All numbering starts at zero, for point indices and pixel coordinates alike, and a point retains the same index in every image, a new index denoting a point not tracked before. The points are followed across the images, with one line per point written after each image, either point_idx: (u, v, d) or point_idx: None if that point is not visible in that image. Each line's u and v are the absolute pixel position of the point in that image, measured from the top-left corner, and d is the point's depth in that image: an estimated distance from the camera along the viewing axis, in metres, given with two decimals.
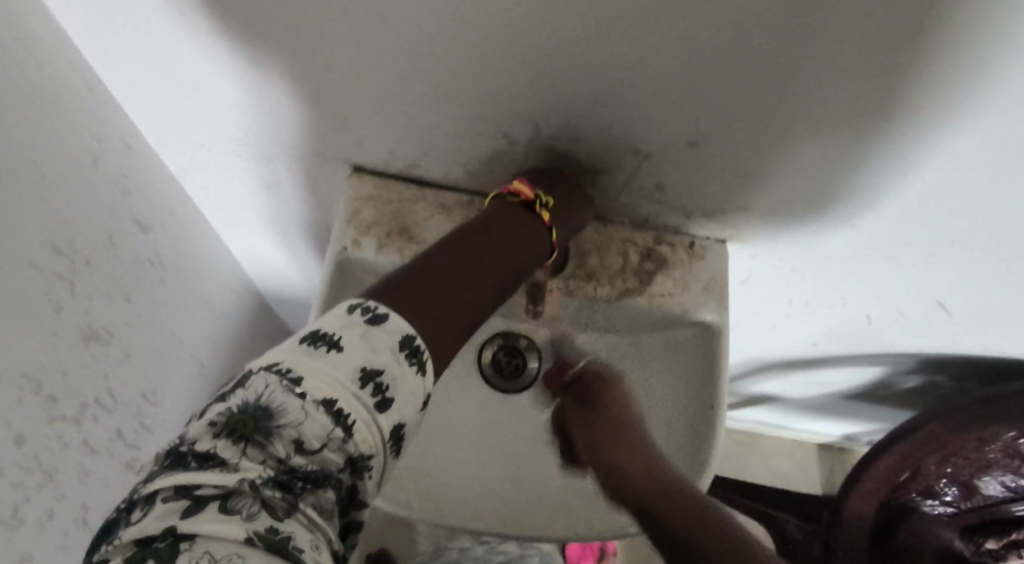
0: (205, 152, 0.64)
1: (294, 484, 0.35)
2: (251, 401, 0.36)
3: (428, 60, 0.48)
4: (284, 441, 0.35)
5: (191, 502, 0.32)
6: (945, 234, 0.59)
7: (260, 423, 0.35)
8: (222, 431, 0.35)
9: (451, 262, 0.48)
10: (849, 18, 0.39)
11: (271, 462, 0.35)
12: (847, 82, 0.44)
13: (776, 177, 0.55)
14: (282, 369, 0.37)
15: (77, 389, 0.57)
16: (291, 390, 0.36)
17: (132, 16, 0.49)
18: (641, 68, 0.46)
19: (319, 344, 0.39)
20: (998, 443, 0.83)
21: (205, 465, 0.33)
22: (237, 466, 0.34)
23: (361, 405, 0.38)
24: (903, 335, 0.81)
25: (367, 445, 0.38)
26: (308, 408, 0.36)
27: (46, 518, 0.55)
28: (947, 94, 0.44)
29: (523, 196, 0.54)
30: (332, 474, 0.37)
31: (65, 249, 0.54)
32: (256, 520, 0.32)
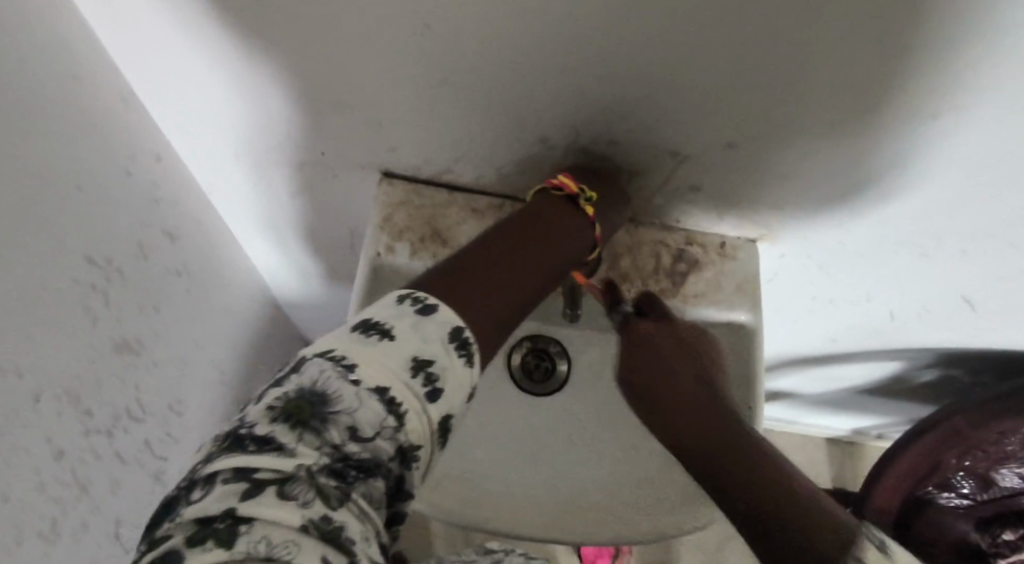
0: (234, 162, 0.64)
1: (348, 473, 0.34)
2: (306, 387, 0.35)
3: (469, 66, 0.48)
4: (339, 428, 0.34)
5: (250, 484, 0.30)
6: (979, 231, 0.59)
7: (316, 409, 0.34)
8: (279, 415, 0.34)
9: (493, 258, 0.49)
10: (900, 21, 0.39)
11: (326, 449, 0.33)
12: (896, 83, 0.44)
13: (811, 177, 0.55)
14: (337, 356, 0.37)
15: (110, 401, 0.57)
16: (346, 376, 0.36)
17: (170, 29, 0.48)
18: (684, 71, 0.46)
19: (372, 332, 0.39)
20: (1016, 436, 0.83)
21: (263, 448, 0.32)
22: (294, 450, 0.32)
23: (412, 394, 0.37)
24: (927, 331, 0.81)
25: (416, 435, 0.37)
26: (362, 395, 0.35)
27: (82, 530, 0.55)
28: (993, 93, 0.44)
29: (568, 190, 0.54)
30: (383, 464, 0.35)
31: (99, 261, 0.53)
32: (312, 508, 0.30)
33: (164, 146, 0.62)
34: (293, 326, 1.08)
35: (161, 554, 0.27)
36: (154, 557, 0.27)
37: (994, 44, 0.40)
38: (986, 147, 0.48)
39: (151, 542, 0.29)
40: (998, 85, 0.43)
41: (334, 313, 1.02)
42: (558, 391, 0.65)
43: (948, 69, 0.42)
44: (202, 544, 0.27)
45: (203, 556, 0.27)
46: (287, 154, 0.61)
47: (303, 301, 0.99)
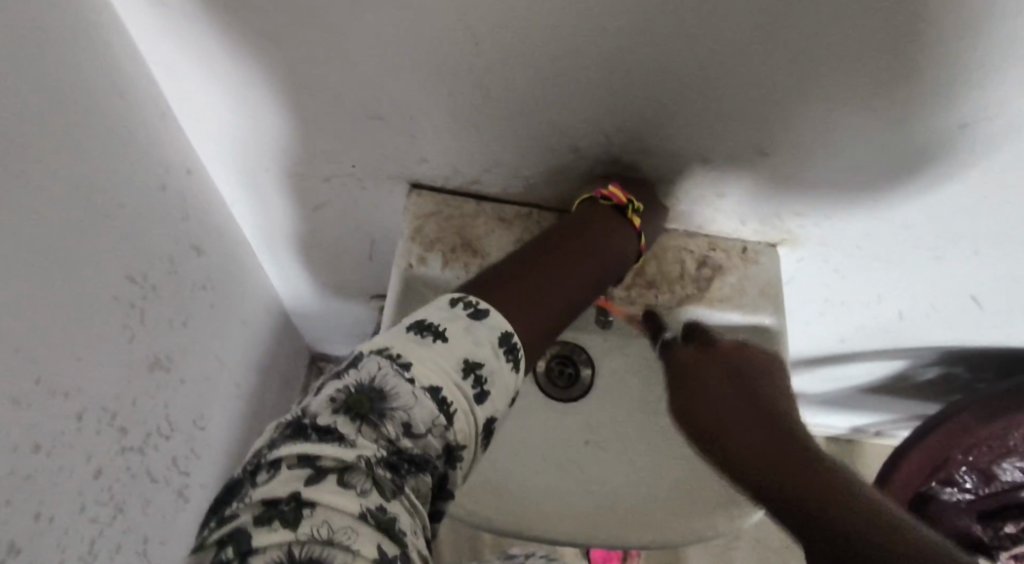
0: (263, 173, 0.64)
1: (401, 467, 0.35)
2: (365, 381, 0.36)
3: (508, 79, 0.49)
4: (395, 423, 0.35)
5: (313, 471, 0.32)
6: (998, 231, 0.61)
7: (375, 404, 0.35)
8: (340, 408, 0.35)
9: (540, 268, 0.50)
10: (942, 30, 0.41)
11: (381, 443, 0.35)
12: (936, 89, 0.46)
13: (834, 183, 0.57)
14: (393, 353, 0.37)
15: (142, 418, 0.56)
16: (402, 373, 0.37)
17: (213, 48, 0.48)
18: (724, 82, 0.47)
19: (426, 333, 0.39)
20: (1020, 432, 0.85)
21: (325, 438, 0.34)
22: (353, 442, 0.34)
23: (462, 396, 0.38)
24: (936, 330, 0.83)
25: (464, 435, 0.38)
26: (417, 393, 0.36)
27: (116, 550, 0.54)
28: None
29: (618, 201, 0.55)
30: (433, 461, 0.36)
31: (135, 277, 0.53)
32: (368, 497, 0.33)
33: (194, 161, 0.61)
34: (301, 337, 1.08)
35: (231, 530, 0.30)
36: (227, 531, 0.31)
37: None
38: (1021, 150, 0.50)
39: (219, 520, 0.32)
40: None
41: (345, 322, 1.02)
42: (581, 395, 0.66)
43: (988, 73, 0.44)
44: (269, 524, 0.30)
45: (271, 536, 0.30)
46: (317, 168, 0.62)
47: (315, 312, 0.99)
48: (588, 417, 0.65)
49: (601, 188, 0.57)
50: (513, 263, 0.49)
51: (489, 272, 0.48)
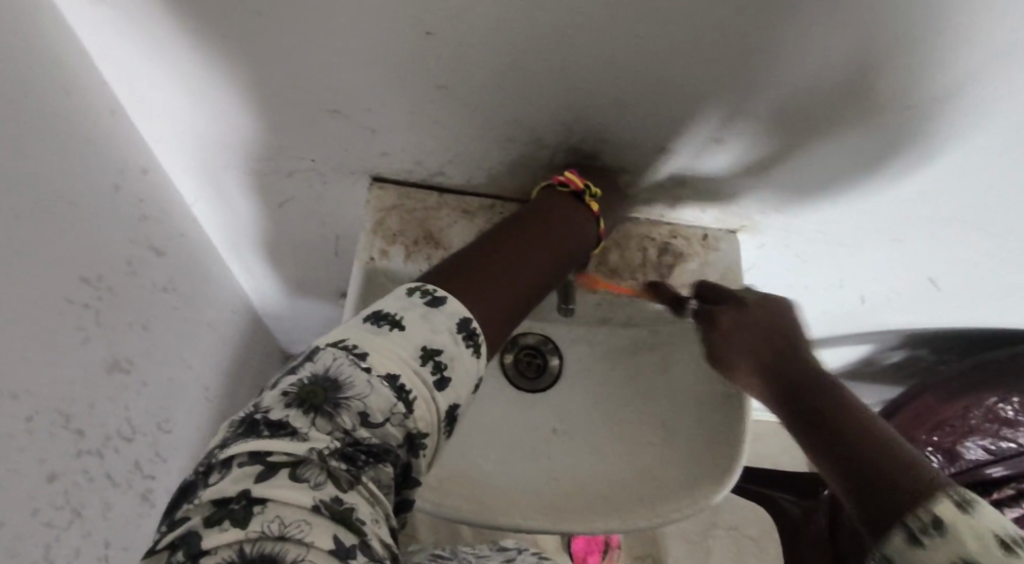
0: (222, 171, 0.63)
1: (358, 457, 0.35)
2: (320, 373, 0.36)
3: (463, 71, 0.49)
4: (351, 413, 0.35)
5: (265, 467, 0.32)
6: (948, 216, 0.63)
7: (329, 394, 0.35)
8: (293, 401, 0.35)
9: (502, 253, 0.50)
10: (893, 13, 0.42)
11: (338, 434, 0.35)
12: (887, 71, 0.46)
13: (789, 169, 0.58)
14: (348, 344, 0.37)
15: (101, 421, 0.55)
16: (357, 363, 0.37)
17: (156, 43, 0.47)
18: (677, 68, 0.48)
19: (383, 322, 0.39)
20: (981, 409, 0.87)
21: (278, 433, 0.34)
22: (306, 435, 0.34)
23: (422, 383, 0.38)
24: (898, 314, 0.85)
25: (424, 422, 0.38)
26: (373, 381, 0.36)
27: (74, 556, 0.53)
28: (976, 77, 0.46)
29: (574, 186, 0.55)
30: (393, 450, 0.36)
31: (89, 277, 0.52)
32: (323, 489, 0.32)
33: (149, 159, 0.60)
34: (273, 339, 1.07)
35: (183, 533, 0.30)
36: (178, 535, 0.30)
37: (978, 30, 0.43)
38: (980, 126, 0.51)
39: (171, 523, 0.32)
40: (991, 66, 0.45)
41: (317, 322, 1.01)
42: (552, 384, 0.67)
43: (936, 54, 0.45)
44: (219, 525, 0.30)
45: (220, 536, 0.30)
46: (276, 164, 0.61)
47: (285, 312, 0.98)
48: (555, 406, 0.66)
49: (558, 176, 0.58)
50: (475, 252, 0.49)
51: (451, 260, 0.48)
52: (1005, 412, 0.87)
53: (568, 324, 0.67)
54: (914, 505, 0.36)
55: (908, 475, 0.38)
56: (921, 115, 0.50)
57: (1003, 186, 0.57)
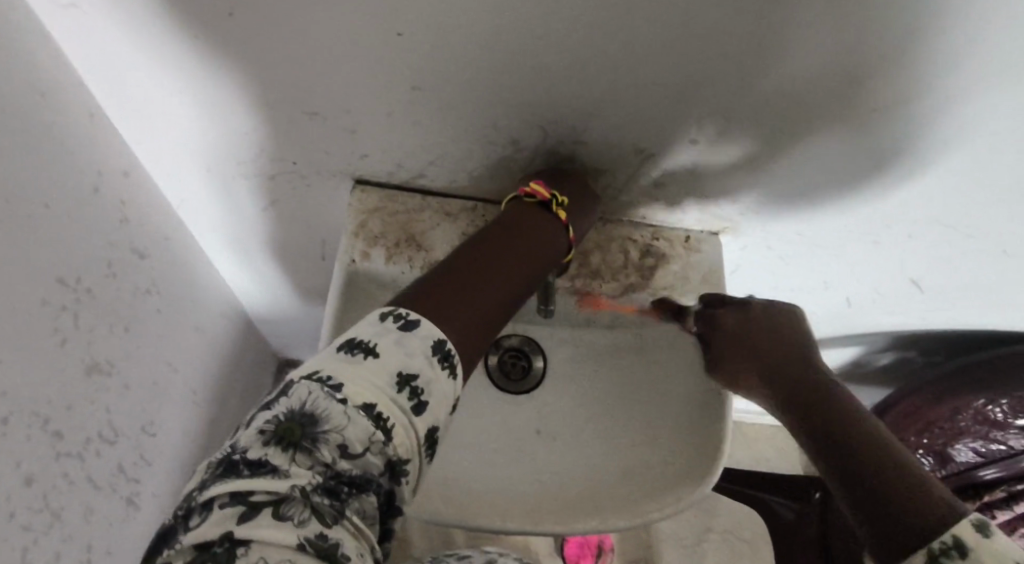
0: (203, 173, 0.63)
1: (340, 490, 0.35)
2: (295, 408, 0.36)
3: (438, 74, 0.49)
4: (330, 446, 0.36)
5: (246, 507, 0.32)
6: (926, 217, 0.63)
7: (306, 429, 0.36)
8: (271, 439, 0.35)
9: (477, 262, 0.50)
10: (860, 12, 0.42)
11: (318, 468, 0.35)
12: (861, 68, 0.46)
13: (768, 170, 0.58)
14: (323, 377, 0.38)
15: (81, 423, 0.56)
16: (332, 395, 0.37)
17: (132, 45, 0.48)
18: (651, 70, 0.48)
19: (356, 350, 0.40)
20: (968, 411, 0.87)
21: (258, 472, 0.34)
22: (287, 472, 0.34)
23: (399, 409, 0.39)
24: (885, 315, 0.85)
25: (404, 449, 0.39)
26: (350, 412, 0.37)
27: (54, 559, 0.53)
28: (949, 74, 0.47)
29: (540, 197, 0.55)
30: (375, 479, 0.37)
31: (67, 279, 0.52)
32: (307, 526, 0.33)
33: (131, 162, 0.61)
34: (265, 343, 1.07)
35: None
36: None
37: (949, 28, 0.43)
38: (957, 124, 0.51)
39: None
40: (963, 63, 0.45)
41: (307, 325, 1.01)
42: (537, 386, 0.67)
43: (908, 51, 0.45)
44: None
45: None
46: (258, 167, 0.61)
47: (276, 316, 0.98)
48: (539, 409, 0.66)
49: (525, 186, 0.58)
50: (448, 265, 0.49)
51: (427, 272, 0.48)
52: (994, 415, 0.87)
53: (552, 327, 0.68)
54: (937, 532, 0.37)
55: (917, 497, 0.40)
56: (899, 113, 0.50)
57: (979, 183, 0.57)
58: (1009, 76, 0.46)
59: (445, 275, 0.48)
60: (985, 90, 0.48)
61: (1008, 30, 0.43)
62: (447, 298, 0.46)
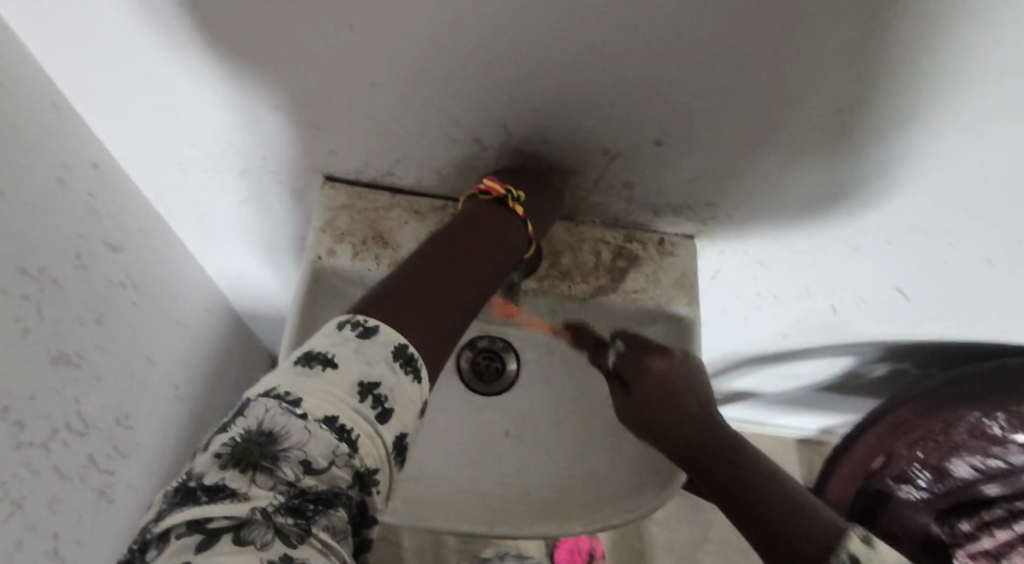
0: (175, 169, 0.63)
1: (306, 507, 0.35)
2: (253, 428, 0.36)
3: (396, 72, 0.49)
4: (291, 464, 0.35)
5: (205, 535, 0.32)
6: (905, 223, 0.62)
7: (265, 449, 0.35)
8: (228, 462, 0.35)
9: (439, 264, 0.50)
10: (815, 11, 0.41)
11: (280, 487, 0.35)
12: (822, 67, 0.45)
13: (736, 172, 0.57)
14: (281, 393, 0.37)
15: (46, 413, 0.56)
16: (292, 412, 0.36)
17: (92, 39, 0.48)
18: (610, 73, 0.48)
19: (314, 362, 0.39)
20: (963, 425, 0.84)
21: (216, 497, 0.33)
22: (247, 495, 0.34)
23: (364, 419, 0.38)
24: (873, 323, 0.83)
25: (372, 459, 0.38)
26: (311, 427, 0.36)
27: (15, 548, 0.53)
28: (909, 77, 0.45)
29: (496, 193, 0.54)
30: (343, 493, 0.37)
31: (30, 270, 0.53)
32: (270, 548, 0.33)
33: (104, 156, 0.61)
34: (258, 341, 1.07)
35: None
36: None
37: (905, 27, 0.41)
38: (926, 127, 0.49)
39: None
40: (923, 66, 0.44)
41: None
42: (511, 386, 0.66)
43: (866, 51, 0.44)
44: None
45: None
46: (229, 165, 0.62)
47: (263, 316, 0.98)
48: (510, 410, 0.65)
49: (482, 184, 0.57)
50: (410, 268, 0.49)
51: (387, 280, 0.48)
52: (992, 430, 0.84)
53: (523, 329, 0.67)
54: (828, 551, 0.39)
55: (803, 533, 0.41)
56: (862, 115, 0.49)
57: (956, 189, 0.56)
58: (970, 83, 0.45)
59: (407, 276, 0.48)
60: (950, 95, 0.46)
61: (966, 32, 0.41)
62: (403, 298, 0.46)
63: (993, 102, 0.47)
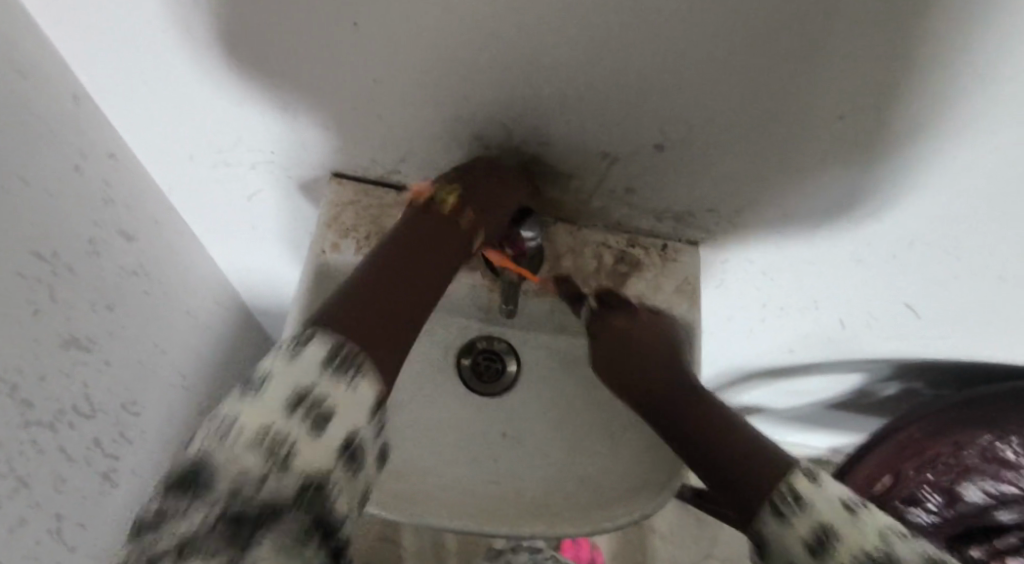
0: (187, 161, 0.65)
1: (243, 522, 0.35)
2: (194, 455, 0.37)
3: (403, 70, 0.50)
4: (227, 484, 0.36)
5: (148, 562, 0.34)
6: (914, 235, 0.61)
7: (200, 474, 0.36)
8: (174, 487, 0.36)
9: (386, 273, 0.50)
10: (815, 19, 0.41)
11: (218, 508, 0.35)
12: (822, 77, 0.45)
13: (738, 178, 0.57)
14: (219, 419, 0.38)
15: (54, 395, 0.57)
16: (225, 434, 0.37)
17: (109, 31, 0.50)
18: (610, 76, 0.48)
19: (253, 385, 0.40)
20: (975, 447, 0.83)
21: (161, 523, 0.35)
22: (184, 520, 0.35)
23: (298, 430, 0.38)
24: (881, 339, 0.82)
25: (313, 466, 0.37)
26: (239, 447, 0.36)
27: (19, 525, 0.54)
28: (913, 86, 0.45)
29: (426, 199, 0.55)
30: (284, 505, 0.36)
31: (44, 254, 0.55)
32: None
33: (118, 145, 0.63)
34: (267, 336, 1.09)
35: None
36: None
37: (911, 38, 0.41)
38: (931, 137, 0.49)
39: None
40: (926, 76, 0.44)
41: None
42: (512, 386, 0.67)
43: (870, 60, 0.43)
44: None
45: None
46: (239, 158, 0.63)
47: (272, 310, 1.00)
48: (507, 411, 0.66)
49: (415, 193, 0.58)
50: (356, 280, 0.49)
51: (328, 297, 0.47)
52: (1003, 453, 0.83)
53: (523, 330, 0.68)
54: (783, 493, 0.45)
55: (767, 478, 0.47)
56: (866, 124, 0.49)
57: (964, 202, 0.55)
58: (975, 94, 0.45)
59: (345, 292, 0.47)
60: (953, 108, 0.46)
61: (973, 45, 0.41)
62: (341, 307, 0.45)
63: (999, 118, 0.46)
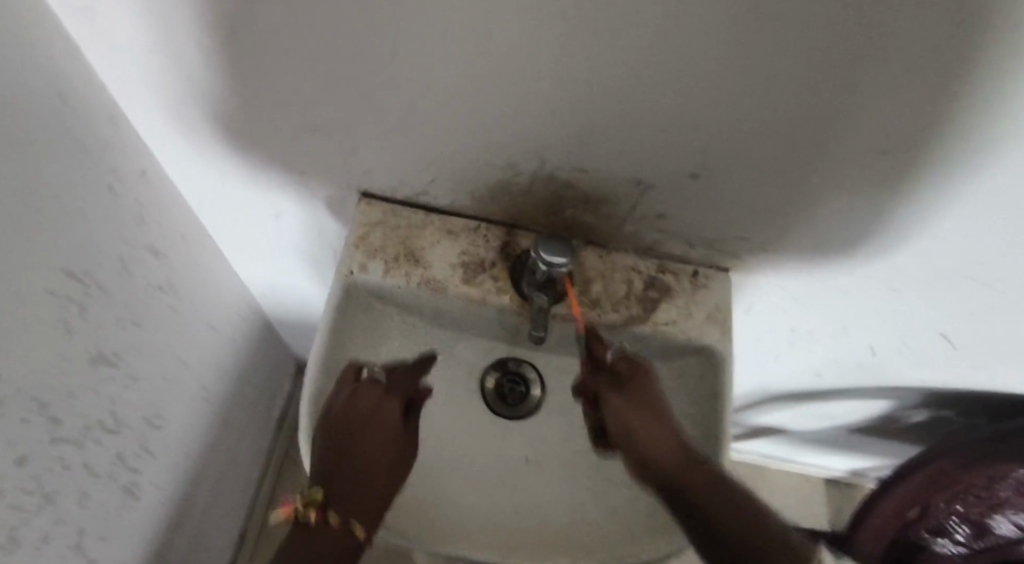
0: (216, 178, 0.65)
1: None
2: None
3: (438, 97, 0.49)
4: None
5: None
6: (953, 268, 0.60)
7: None
8: None
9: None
10: (862, 53, 0.40)
11: None
12: (868, 111, 0.44)
13: (774, 207, 0.56)
14: None
15: (81, 412, 0.57)
16: None
17: (146, 53, 0.50)
18: (646, 106, 0.47)
19: None
20: (1009, 481, 0.78)
21: None
22: None
23: None
24: (913, 369, 0.81)
25: None
26: None
27: (44, 541, 0.54)
28: (963, 122, 0.44)
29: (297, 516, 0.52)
30: None
31: (77, 273, 0.55)
32: None
33: (150, 162, 0.63)
34: (286, 346, 1.09)
35: None
36: None
37: (964, 72, 0.40)
38: (977, 171, 0.48)
39: None
40: (978, 112, 0.43)
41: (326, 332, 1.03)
42: (535, 412, 0.66)
43: (920, 95, 0.42)
44: None
45: None
46: (268, 177, 0.63)
47: (293, 323, 1.00)
48: (531, 435, 0.65)
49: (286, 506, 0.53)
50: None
51: None
52: None
53: (548, 355, 0.67)
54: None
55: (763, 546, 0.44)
56: (910, 157, 0.48)
57: (1008, 235, 0.54)
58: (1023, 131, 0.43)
59: None
60: (1003, 145, 0.45)
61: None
62: None
63: None
